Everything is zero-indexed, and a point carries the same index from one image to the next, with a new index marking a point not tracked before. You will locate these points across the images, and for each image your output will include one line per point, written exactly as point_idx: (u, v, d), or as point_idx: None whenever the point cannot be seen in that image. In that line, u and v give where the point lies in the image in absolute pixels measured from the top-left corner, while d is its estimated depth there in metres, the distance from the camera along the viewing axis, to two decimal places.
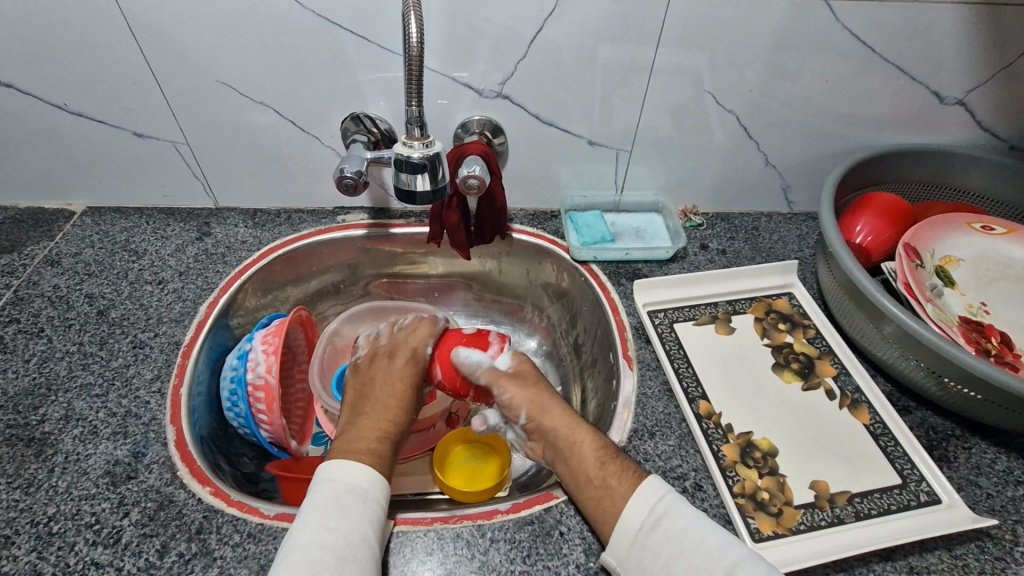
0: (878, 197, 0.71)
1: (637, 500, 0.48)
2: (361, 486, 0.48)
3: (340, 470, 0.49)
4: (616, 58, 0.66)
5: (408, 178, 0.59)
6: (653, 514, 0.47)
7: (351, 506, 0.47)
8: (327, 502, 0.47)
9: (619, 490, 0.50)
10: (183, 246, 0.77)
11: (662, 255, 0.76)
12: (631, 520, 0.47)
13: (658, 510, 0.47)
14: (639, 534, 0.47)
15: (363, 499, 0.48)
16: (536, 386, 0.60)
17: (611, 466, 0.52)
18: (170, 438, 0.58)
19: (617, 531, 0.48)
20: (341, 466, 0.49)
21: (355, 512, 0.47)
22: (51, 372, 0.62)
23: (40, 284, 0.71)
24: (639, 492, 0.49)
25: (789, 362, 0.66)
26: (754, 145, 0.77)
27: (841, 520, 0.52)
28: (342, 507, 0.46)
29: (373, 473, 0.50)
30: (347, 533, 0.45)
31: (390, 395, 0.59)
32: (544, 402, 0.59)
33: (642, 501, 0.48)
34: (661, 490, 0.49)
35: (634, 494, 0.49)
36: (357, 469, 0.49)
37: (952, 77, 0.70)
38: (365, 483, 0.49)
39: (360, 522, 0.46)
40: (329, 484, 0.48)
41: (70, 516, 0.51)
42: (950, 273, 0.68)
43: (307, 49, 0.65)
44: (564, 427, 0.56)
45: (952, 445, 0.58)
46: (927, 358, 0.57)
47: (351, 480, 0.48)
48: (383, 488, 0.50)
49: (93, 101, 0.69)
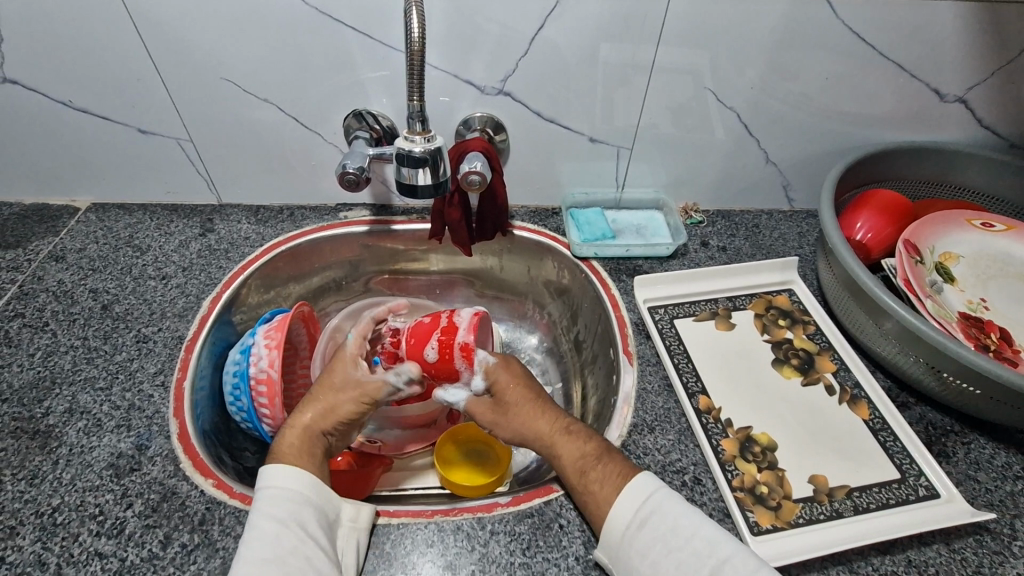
0: (879, 195, 0.72)
1: (627, 496, 0.48)
2: (284, 487, 0.48)
3: (266, 477, 0.49)
4: (616, 56, 0.67)
5: (410, 173, 0.60)
6: (645, 509, 0.48)
7: (277, 511, 0.47)
8: (256, 512, 0.47)
9: (603, 491, 0.50)
10: (187, 242, 0.78)
11: (663, 252, 0.77)
12: (621, 517, 0.48)
13: (648, 506, 0.48)
14: (630, 529, 0.47)
15: (289, 500, 0.48)
16: (522, 382, 0.59)
17: (603, 463, 0.51)
18: (173, 431, 0.58)
19: (606, 526, 0.48)
20: (273, 470, 0.50)
21: (281, 515, 0.47)
22: (56, 366, 0.63)
23: (45, 280, 0.72)
24: (627, 489, 0.49)
25: (789, 357, 0.66)
26: (755, 143, 0.77)
27: (840, 514, 0.52)
28: (267, 514, 0.47)
29: (299, 472, 0.50)
30: (275, 538, 0.45)
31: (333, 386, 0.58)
32: (535, 401, 0.57)
33: (631, 498, 0.48)
34: (650, 487, 0.49)
35: (625, 491, 0.49)
36: (286, 474, 0.49)
37: (952, 75, 0.70)
38: (289, 483, 0.49)
39: (287, 524, 0.46)
40: (258, 495, 0.49)
41: (74, 507, 0.52)
42: (950, 270, 0.68)
43: (310, 46, 0.65)
44: (553, 427, 0.55)
45: (951, 440, 0.58)
46: (925, 354, 0.57)
47: (273, 484, 0.48)
48: (314, 483, 0.50)
49: (99, 98, 0.70)
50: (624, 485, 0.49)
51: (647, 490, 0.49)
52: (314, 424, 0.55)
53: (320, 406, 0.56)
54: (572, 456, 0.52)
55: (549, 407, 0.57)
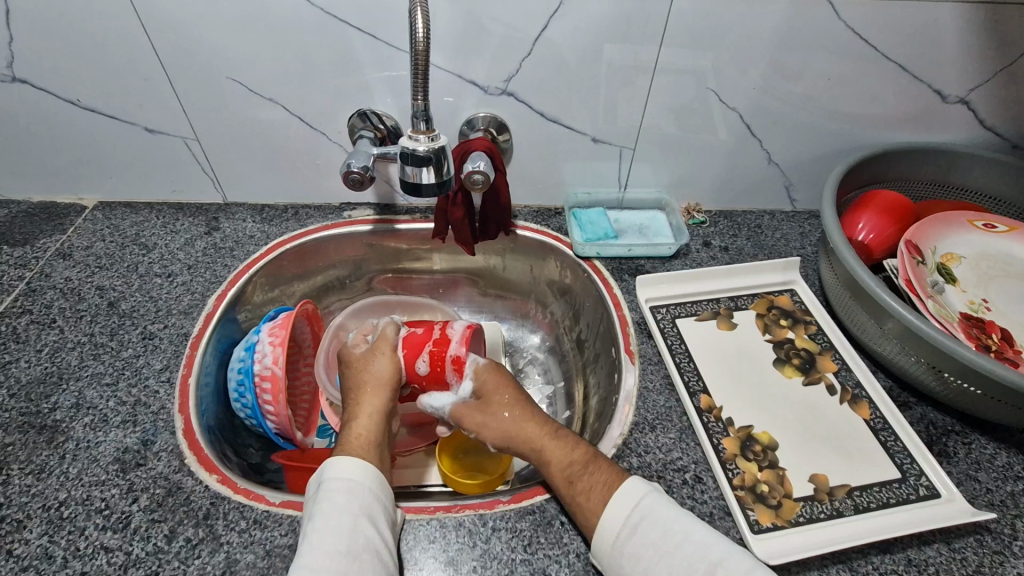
0: (881, 195, 0.72)
1: (617, 503, 0.48)
2: (357, 481, 0.49)
3: (335, 468, 0.50)
4: (619, 56, 0.67)
5: (414, 171, 0.60)
6: (636, 515, 0.48)
7: (350, 503, 0.48)
8: (324, 503, 0.48)
9: (593, 497, 0.50)
10: (192, 240, 0.78)
11: (665, 252, 0.77)
12: (610, 525, 0.48)
13: (639, 512, 0.48)
14: (620, 536, 0.47)
15: (361, 492, 0.49)
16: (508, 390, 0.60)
17: (589, 470, 0.51)
18: (178, 427, 0.59)
19: (599, 531, 0.48)
20: (340, 462, 0.51)
21: (354, 507, 0.47)
22: (63, 362, 0.63)
23: (53, 277, 0.72)
24: (617, 496, 0.49)
25: (790, 357, 0.66)
26: (758, 144, 0.77)
27: (840, 513, 0.53)
28: (340, 506, 0.47)
29: (367, 466, 0.51)
30: (349, 529, 0.46)
31: (382, 371, 0.61)
32: (519, 406, 0.58)
33: (620, 506, 0.48)
34: (638, 493, 0.49)
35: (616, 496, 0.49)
36: (355, 466, 0.50)
37: (955, 76, 0.70)
38: (360, 477, 0.50)
39: (360, 516, 0.47)
40: (324, 486, 0.49)
41: (80, 501, 0.52)
42: (952, 271, 0.69)
43: (316, 47, 0.66)
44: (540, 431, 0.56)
45: (952, 440, 0.58)
46: (926, 354, 0.58)
47: (346, 477, 0.49)
48: (381, 480, 0.51)
49: (106, 97, 0.70)
50: (612, 493, 0.49)
51: (635, 496, 0.49)
52: (375, 409, 0.58)
53: (372, 391, 0.59)
54: (559, 461, 0.53)
55: (535, 412, 0.58)
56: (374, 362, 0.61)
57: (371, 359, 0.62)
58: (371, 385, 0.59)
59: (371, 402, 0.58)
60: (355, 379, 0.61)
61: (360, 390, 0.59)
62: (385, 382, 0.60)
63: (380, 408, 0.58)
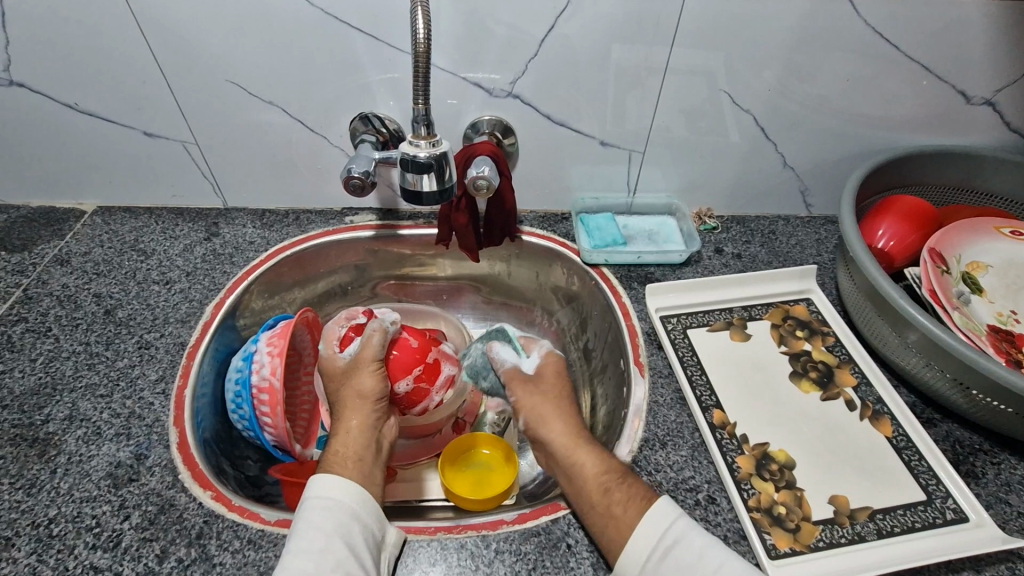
0: (902, 201, 0.69)
1: (652, 520, 0.46)
2: (335, 499, 0.48)
3: (314, 486, 0.49)
4: (628, 57, 0.65)
5: (414, 178, 0.58)
6: (668, 538, 0.46)
7: (325, 523, 0.46)
8: (300, 523, 0.46)
9: (628, 514, 0.47)
10: (191, 246, 0.77)
11: (676, 259, 0.75)
12: (637, 551, 0.45)
13: (671, 535, 0.46)
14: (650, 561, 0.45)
15: (335, 512, 0.47)
16: (551, 396, 0.58)
17: (631, 479, 0.50)
18: (172, 440, 0.57)
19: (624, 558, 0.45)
20: (321, 479, 0.49)
21: (329, 527, 0.46)
22: (57, 371, 0.62)
23: (50, 284, 0.71)
24: (651, 511, 0.47)
25: (807, 370, 0.63)
26: (772, 147, 0.75)
27: (861, 537, 0.50)
28: (315, 526, 0.46)
29: (348, 483, 0.49)
30: (321, 551, 0.44)
31: (364, 387, 0.58)
32: (545, 412, 0.56)
33: (653, 525, 0.46)
34: (674, 513, 0.47)
35: (645, 520, 0.47)
36: (334, 482, 0.49)
37: (981, 75, 0.67)
38: (340, 496, 0.48)
39: (333, 537, 0.45)
40: (303, 506, 0.48)
41: (70, 518, 0.51)
42: (977, 280, 0.66)
43: (316, 48, 0.64)
44: (575, 436, 0.54)
45: (980, 460, 0.56)
46: (951, 368, 0.55)
47: (323, 495, 0.48)
48: (363, 496, 0.49)
49: (104, 101, 0.69)
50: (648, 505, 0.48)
51: (671, 515, 0.47)
52: (362, 426, 0.56)
53: (354, 406, 0.57)
54: (595, 469, 0.51)
55: (556, 419, 0.56)
56: (355, 376, 0.59)
57: (354, 373, 0.59)
58: (354, 400, 0.57)
59: (353, 419, 0.56)
60: (338, 395, 0.58)
61: (343, 406, 0.57)
62: (367, 400, 0.57)
63: (364, 425, 0.56)
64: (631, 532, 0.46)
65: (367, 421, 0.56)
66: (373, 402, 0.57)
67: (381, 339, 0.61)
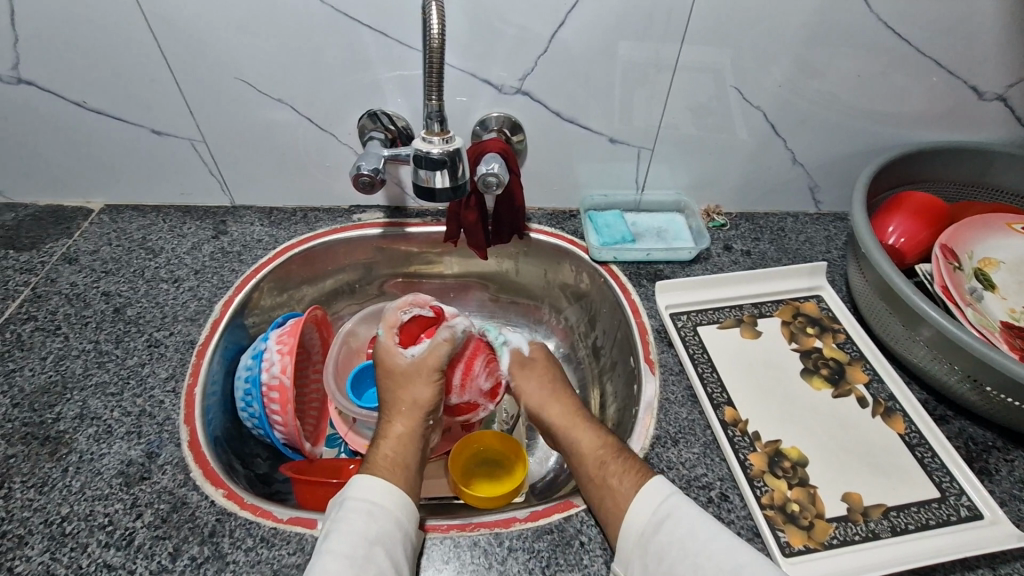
0: (913, 197, 0.69)
1: (645, 496, 0.49)
2: (379, 504, 0.48)
3: (360, 487, 0.49)
4: (638, 53, 0.64)
5: (427, 175, 0.58)
6: (661, 513, 0.48)
7: (367, 527, 0.46)
8: (338, 523, 0.46)
9: (624, 490, 0.50)
10: (199, 244, 0.77)
11: (685, 256, 0.74)
12: (636, 522, 0.48)
13: (664, 511, 0.48)
14: (644, 534, 0.47)
15: (376, 516, 0.47)
16: (540, 384, 0.64)
17: (618, 465, 0.52)
18: (183, 438, 0.57)
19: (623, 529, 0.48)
20: (368, 482, 0.49)
21: (366, 531, 0.46)
22: (68, 370, 0.62)
23: (58, 282, 0.71)
24: (645, 489, 0.49)
25: (819, 367, 0.63)
26: (782, 144, 0.74)
27: (876, 535, 0.50)
28: (357, 529, 0.46)
29: (390, 488, 0.49)
30: (361, 556, 0.44)
31: (421, 392, 0.58)
32: (544, 401, 0.62)
33: (649, 498, 0.48)
34: (667, 489, 0.49)
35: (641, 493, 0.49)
36: (381, 488, 0.49)
37: (993, 71, 0.66)
38: (379, 499, 0.48)
39: (374, 542, 0.45)
40: (346, 504, 0.48)
41: (83, 516, 0.51)
42: (990, 276, 0.65)
43: (325, 46, 0.64)
44: (571, 418, 0.59)
45: (993, 457, 0.55)
46: (963, 364, 0.55)
47: (362, 498, 0.48)
48: (401, 500, 0.49)
49: (112, 99, 0.69)
50: (642, 483, 0.50)
51: (663, 492, 0.49)
52: (409, 434, 0.56)
53: (407, 412, 0.57)
54: (589, 455, 0.54)
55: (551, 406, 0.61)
56: (412, 382, 0.58)
57: (411, 379, 0.59)
58: (406, 405, 0.57)
59: (403, 425, 0.56)
60: (391, 396, 0.58)
61: (395, 411, 0.57)
62: (422, 407, 0.57)
63: (411, 433, 0.56)
64: (625, 519, 0.48)
65: (414, 428, 0.56)
66: (426, 409, 0.57)
67: (448, 349, 0.60)
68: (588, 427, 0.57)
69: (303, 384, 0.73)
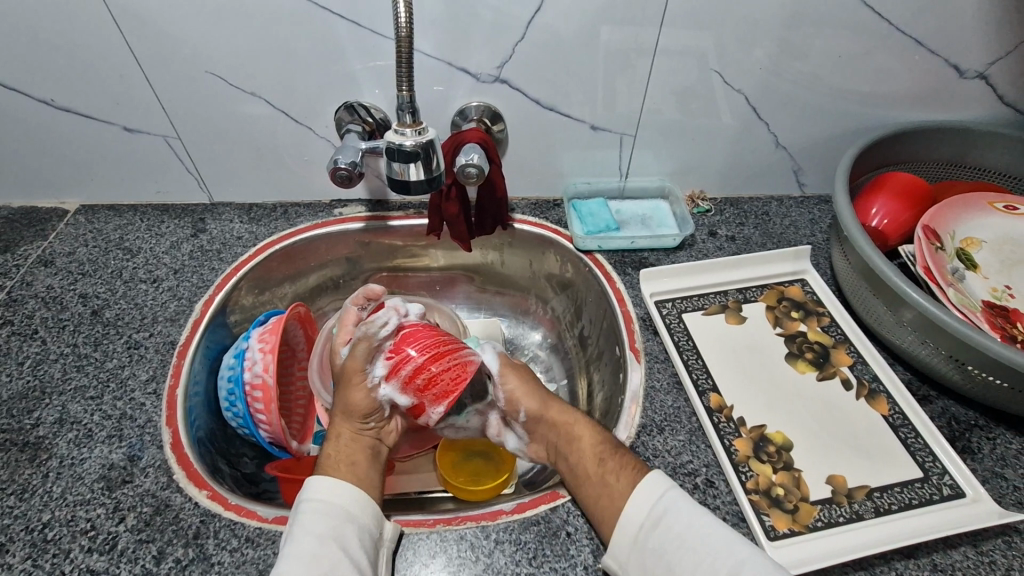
0: (896, 177, 0.69)
1: (642, 492, 0.48)
2: (329, 500, 0.47)
3: (311, 488, 0.49)
4: (617, 38, 0.63)
5: (401, 167, 0.58)
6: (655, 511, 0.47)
7: (319, 525, 0.46)
8: (296, 524, 0.46)
9: (618, 486, 0.49)
10: (178, 243, 0.75)
11: (670, 243, 0.74)
12: (633, 516, 0.47)
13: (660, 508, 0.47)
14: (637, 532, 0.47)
15: (332, 515, 0.47)
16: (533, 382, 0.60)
17: (609, 465, 0.51)
18: (165, 440, 0.56)
19: (618, 528, 0.47)
20: (320, 482, 0.49)
21: (321, 530, 0.45)
22: (45, 375, 0.61)
23: (34, 285, 0.70)
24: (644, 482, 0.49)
25: (803, 351, 0.63)
26: (765, 127, 0.74)
27: (860, 516, 0.50)
28: (308, 529, 0.45)
29: (344, 486, 0.49)
30: (313, 555, 0.44)
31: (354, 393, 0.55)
32: (542, 400, 0.59)
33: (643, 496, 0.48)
34: (662, 486, 0.48)
35: (637, 489, 0.48)
36: (332, 486, 0.48)
37: (974, 49, 0.66)
38: (333, 496, 0.48)
39: (328, 541, 0.45)
40: (300, 506, 0.48)
41: (65, 522, 0.50)
42: (972, 256, 0.66)
43: (298, 38, 0.62)
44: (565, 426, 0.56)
45: (976, 435, 0.56)
46: (945, 344, 0.55)
47: (318, 497, 0.48)
48: (357, 496, 0.49)
49: (81, 96, 0.67)
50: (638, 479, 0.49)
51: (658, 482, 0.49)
52: (358, 431, 0.55)
53: (346, 414, 0.55)
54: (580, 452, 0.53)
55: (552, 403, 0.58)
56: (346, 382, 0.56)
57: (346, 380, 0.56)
58: (344, 409, 0.56)
59: (347, 427, 0.55)
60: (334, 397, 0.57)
61: (336, 412, 0.56)
62: (357, 411, 0.55)
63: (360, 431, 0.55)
64: (618, 520, 0.48)
65: (359, 431, 0.55)
66: (362, 413, 0.55)
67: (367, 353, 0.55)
68: (578, 428, 0.55)
69: (289, 381, 0.73)
